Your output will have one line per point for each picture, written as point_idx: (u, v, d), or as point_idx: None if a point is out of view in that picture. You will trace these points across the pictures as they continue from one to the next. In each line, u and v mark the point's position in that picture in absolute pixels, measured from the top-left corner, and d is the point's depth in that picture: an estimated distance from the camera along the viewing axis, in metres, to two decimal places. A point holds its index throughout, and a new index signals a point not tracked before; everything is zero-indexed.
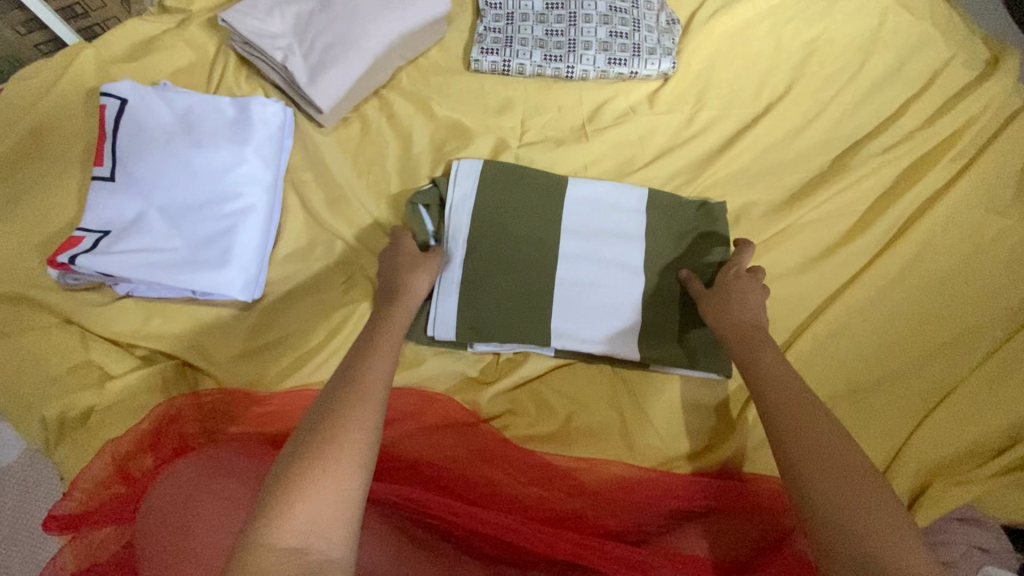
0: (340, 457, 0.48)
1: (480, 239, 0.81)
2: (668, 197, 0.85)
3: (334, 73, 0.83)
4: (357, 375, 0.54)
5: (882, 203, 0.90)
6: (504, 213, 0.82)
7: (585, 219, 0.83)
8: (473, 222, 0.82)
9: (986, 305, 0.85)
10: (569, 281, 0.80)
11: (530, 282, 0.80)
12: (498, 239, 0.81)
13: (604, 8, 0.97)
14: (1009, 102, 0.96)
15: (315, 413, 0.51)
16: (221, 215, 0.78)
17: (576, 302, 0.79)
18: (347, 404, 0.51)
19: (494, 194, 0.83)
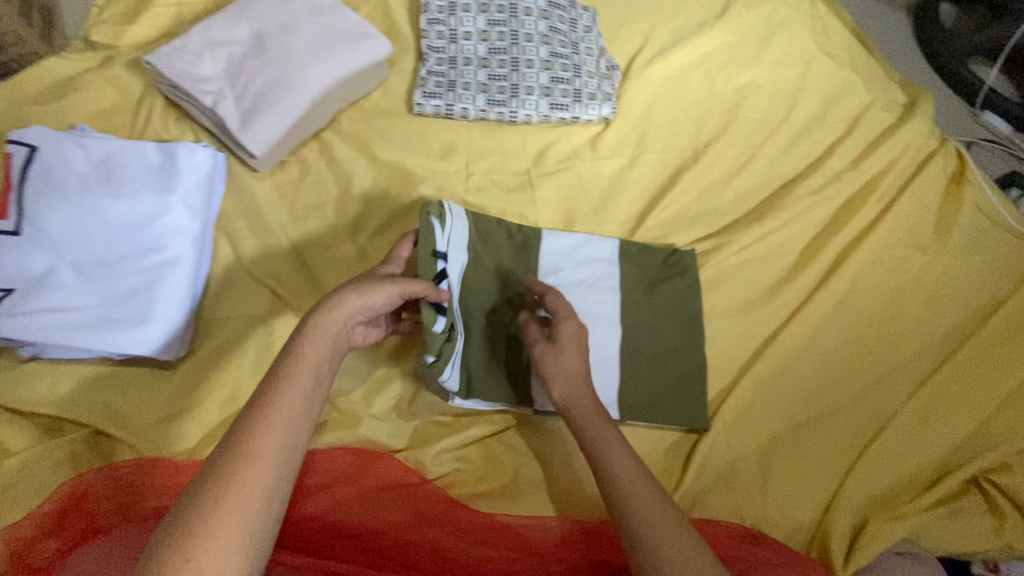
0: (228, 511, 0.46)
1: (469, 288, 0.77)
2: (638, 249, 0.87)
3: (268, 118, 0.80)
4: (260, 423, 0.50)
5: (815, 242, 0.93)
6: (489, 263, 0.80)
7: (562, 272, 0.84)
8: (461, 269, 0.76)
9: (914, 339, 0.89)
10: None
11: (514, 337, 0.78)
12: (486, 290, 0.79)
13: (546, 54, 0.99)
14: (925, 143, 1.03)
15: (214, 465, 0.48)
16: (143, 269, 0.74)
17: None
18: (247, 451, 0.48)
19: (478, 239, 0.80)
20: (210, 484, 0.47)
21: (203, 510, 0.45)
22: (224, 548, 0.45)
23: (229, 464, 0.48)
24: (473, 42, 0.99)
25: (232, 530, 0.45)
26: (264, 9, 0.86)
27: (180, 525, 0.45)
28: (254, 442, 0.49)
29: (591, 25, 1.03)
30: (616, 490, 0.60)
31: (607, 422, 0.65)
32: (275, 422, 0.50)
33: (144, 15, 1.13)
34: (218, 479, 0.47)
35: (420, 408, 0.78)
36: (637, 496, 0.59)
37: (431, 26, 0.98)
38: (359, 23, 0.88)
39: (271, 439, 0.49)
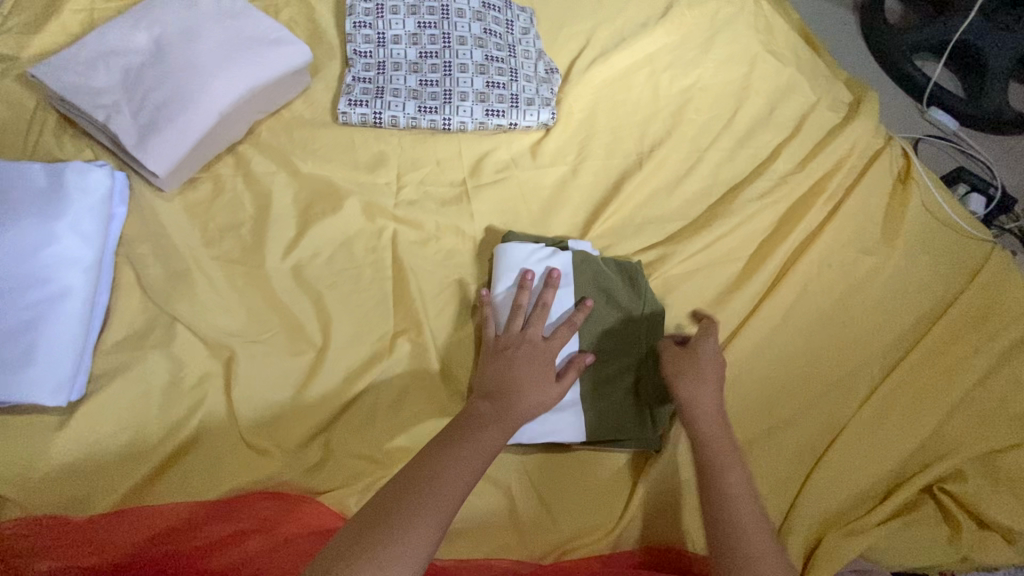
0: (423, 510, 0.53)
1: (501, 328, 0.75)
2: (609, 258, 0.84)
3: (170, 134, 0.73)
4: (476, 424, 0.63)
5: (763, 248, 0.91)
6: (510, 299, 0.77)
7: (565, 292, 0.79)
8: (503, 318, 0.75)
9: (865, 343, 0.87)
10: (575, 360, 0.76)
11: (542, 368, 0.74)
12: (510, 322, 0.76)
13: (480, 58, 0.94)
14: (870, 143, 1.01)
15: (416, 466, 0.57)
16: (25, 304, 0.66)
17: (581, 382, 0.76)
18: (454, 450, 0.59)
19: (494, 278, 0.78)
20: (408, 497, 0.54)
21: (400, 516, 0.52)
22: (413, 538, 0.51)
23: (426, 480, 0.55)
24: (403, 46, 0.93)
25: (418, 532, 0.51)
26: (165, 14, 0.79)
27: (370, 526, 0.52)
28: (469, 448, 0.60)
29: (528, 27, 0.99)
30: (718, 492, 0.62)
31: (732, 447, 0.65)
32: (476, 441, 0.60)
33: (50, 22, 1.05)
34: (419, 490, 0.54)
35: (346, 443, 0.72)
36: (739, 506, 0.61)
37: (357, 29, 0.92)
38: (272, 27, 0.82)
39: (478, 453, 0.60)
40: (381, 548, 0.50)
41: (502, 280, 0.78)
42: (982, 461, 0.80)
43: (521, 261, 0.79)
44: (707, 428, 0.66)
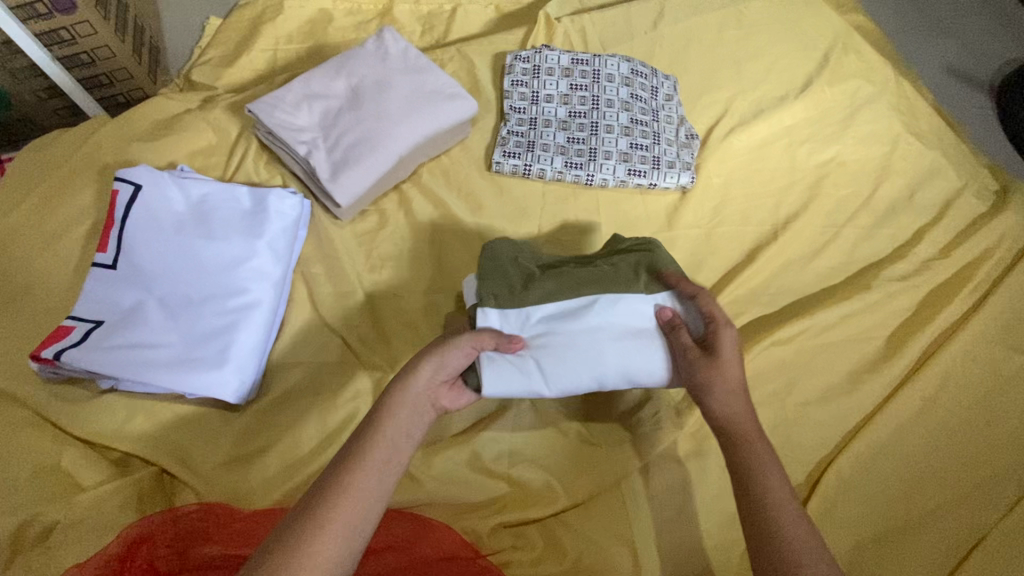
0: (337, 510, 0.50)
1: (551, 353, 0.70)
2: (497, 267, 0.77)
3: (356, 170, 0.82)
4: (380, 417, 0.57)
5: (902, 332, 0.88)
6: (538, 348, 0.70)
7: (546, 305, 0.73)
8: (562, 370, 0.69)
9: (1014, 448, 0.82)
10: (616, 333, 0.71)
11: (610, 357, 0.70)
12: (574, 360, 0.70)
13: (625, 120, 0.99)
14: (1021, 235, 0.97)
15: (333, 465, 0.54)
16: (224, 310, 0.74)
17: (624, 337, 0.71)
18: (362, 448, 0.55)
19: (527, 354, 0.70)
20: (316, 514, 0.50)
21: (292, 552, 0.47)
22: (334, 536, 0.49)
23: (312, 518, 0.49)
24: (554, 104, 1.00)
25: (321, 548, 0.48)
26: (361, 66, 0.90)
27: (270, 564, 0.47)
28: (376, 437, 0.56)
29: (671, 94, 1.03)
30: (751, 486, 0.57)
31: (770, 451, 0.59)
32: (385, 431, 0.57)
33: (240, 58, 1.20)
34: (320, 501, 0.51)
35: (480, 474, 0.75)
36: (775, 490, 0.56)
37: (514, 87, 1.00)
38: (449, 83, 0.91)
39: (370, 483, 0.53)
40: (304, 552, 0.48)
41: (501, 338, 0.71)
42: None
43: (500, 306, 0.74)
44: (738, 439, 0.60)
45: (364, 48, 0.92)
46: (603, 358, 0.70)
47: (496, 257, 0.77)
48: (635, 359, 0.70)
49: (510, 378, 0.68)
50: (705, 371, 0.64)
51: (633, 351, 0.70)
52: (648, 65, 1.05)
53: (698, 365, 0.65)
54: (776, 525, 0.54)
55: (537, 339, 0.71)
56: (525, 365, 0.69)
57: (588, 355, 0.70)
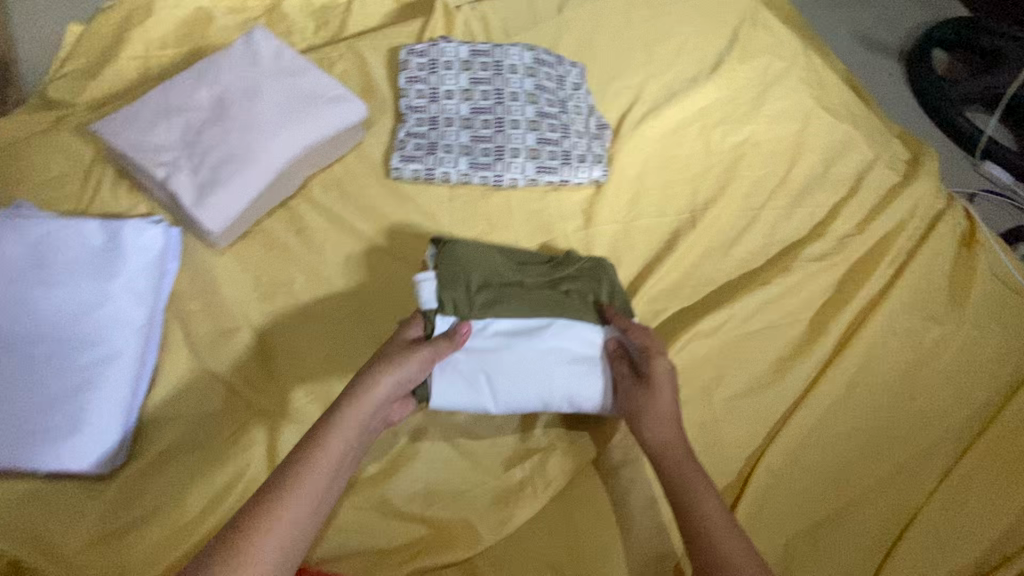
0: (248, 556, 0.46)
1: (501, 377, 0.69)
2: (456, 266, 0.74)
3: (228, 192, 0.73)
4: (316, 446, 0.53)
5: (824, 314, 0.87)
6: (488, 369, 0.69)
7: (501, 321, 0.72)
8: (506, 392, 0.69)
9: (935, 421, 0.82)
10: (569, 359, 0.71)
11: (559, 380, 0.70)
12: (524, 385, 0.70)
13: (532, 113, 0.93)
14: (932, 204, 0.98)
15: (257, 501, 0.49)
16: (77, 366, 0.65)
17: (574, 365, 0.71)
18: (291, 483, 0.50)
19: (476, 367, 0.69)
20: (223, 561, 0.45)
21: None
22: None
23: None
24: (455, 100, 0.93)
25: None
26: (227, 72, 0.80)
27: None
28: (308, 472, 0.51)
29: (579, 83, 0.98)
30: (684, 505, 0.57)
31: (704, 475, 0.59)
32: (319, 459, 0.52)
33: (106, 68, 1.07)
34: (232, 545, 0.46)
35: (389, 515, 0.69)
36: (714, 524, 0.55)
37: (410, 84, 0.93)
38: (330, 85, 0.82)
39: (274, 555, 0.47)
40: None
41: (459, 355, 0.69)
42: None
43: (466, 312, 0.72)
44: (670, 465, 0.60)
45: (229, 51, 0.82)
46: (552, 381, 0.70)
47: (446, 258, 0.74)
48: (580, 383, 0.70)
49: (455, 392, 0.68)
50: (647, 397, 0.64)
51: (580, 377, 0.70)
52: (553, 53, 0.99)
53: (638, 395, 0.65)
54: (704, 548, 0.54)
55: (493, 356, 0.70)
56: (473, 381, 0.69)
57: (537, 374, 0.70)
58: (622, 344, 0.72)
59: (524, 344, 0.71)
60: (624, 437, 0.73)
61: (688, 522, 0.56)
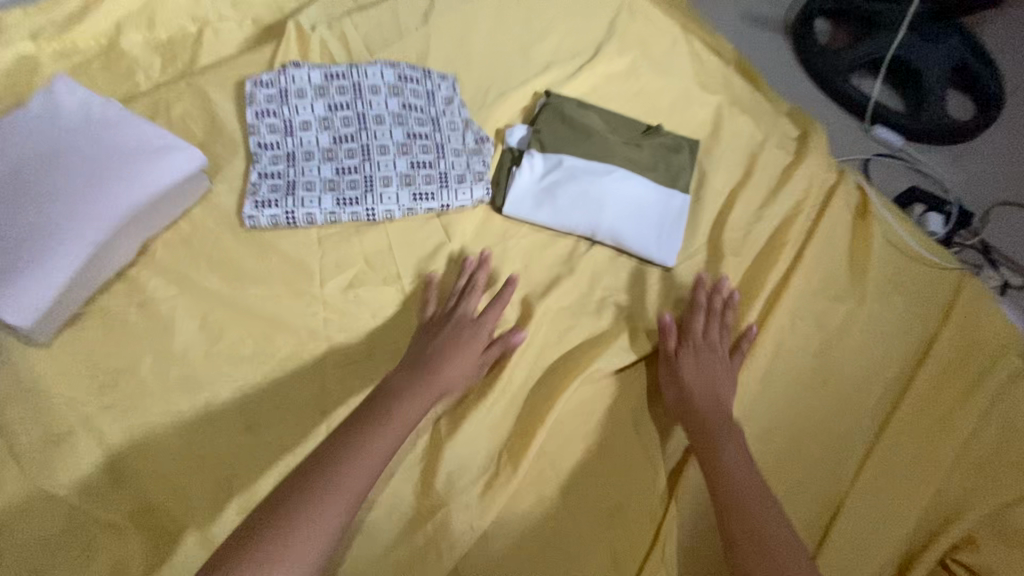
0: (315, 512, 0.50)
1: (552, 214, 0.85)
2: (544, 119, 0.91)
3: (39, 272, 0.65)
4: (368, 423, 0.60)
5: (729, 308, 0.84)
6: (565, 200, 0.85)
7: (583, 160, 0.87)
8: (567, 223, 0.85)
9: (850, 402, 0.80)
10: (612, 191, 0.86)
11: (597, 218, 0.85)
12: (590, 218, 0.85)
13: (401, 136, 0.86)
14: (824, 178, 0.97)
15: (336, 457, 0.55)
16: None
17: (627, 197, 0.86)
18: (356, 442, 0.57)
19: (539, 203, 0.85)
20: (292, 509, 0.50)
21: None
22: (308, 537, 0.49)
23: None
24: (313, 132, 0.85)
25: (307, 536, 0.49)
26: (16, 146, 0.71)
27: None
28: (368, 437, 0.58)
29: (451, 96, 0.91)
30: (728, 477, 0.66)
31: (734, 435, 0.70)
32: (375, 438, 0.58)
33: None
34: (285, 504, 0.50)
35: None
36: (737, 473, 0.66)
37: (260, 119, 0.84)
38: (155, 134, 0.75)
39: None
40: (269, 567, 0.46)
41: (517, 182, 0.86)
42: (992, 522, 0.74)
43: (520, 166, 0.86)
44: (729, 449, 0.68)
45: (26, 110, 0.73)
46: (602, 217, 0.85)
47: (541, 115, 0.92)
48: (635, 228, 0.85)
49: (522, 202, 0.85)
50: (710, 359, 0.76)
51: (631, 219, 0.85)
52: (418, 67, 0.91)
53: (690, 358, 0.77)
54: (753, 504, 0.63)
55: (580, 167, 0.87)
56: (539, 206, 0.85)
57: (590, 215, 0.85)
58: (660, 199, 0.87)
59: (588, 143, 0.89)
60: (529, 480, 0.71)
61: (724, 481, 0.66)
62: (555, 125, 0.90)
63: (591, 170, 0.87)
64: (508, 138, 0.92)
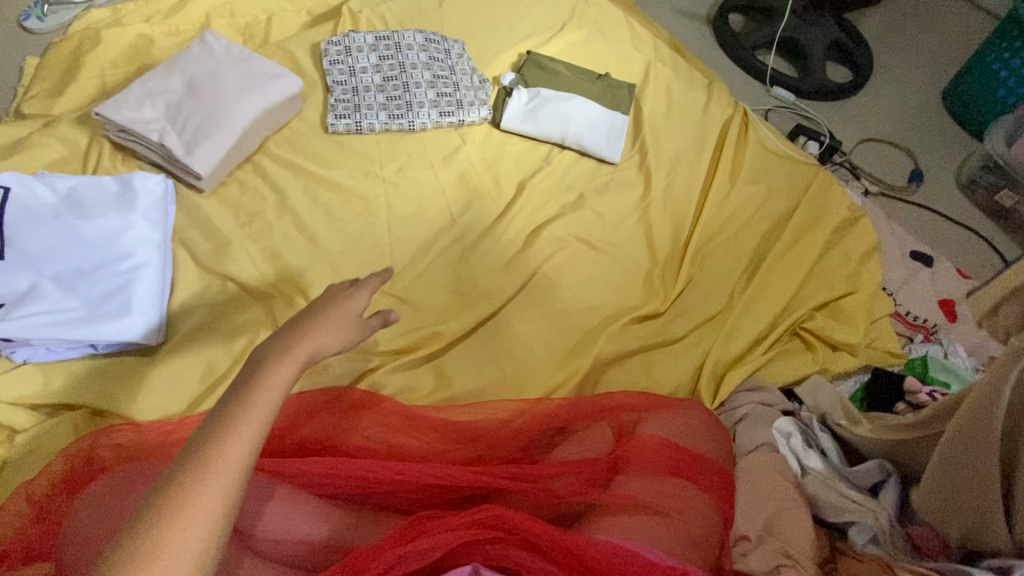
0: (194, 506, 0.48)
1: (535, 125, 1.23)
2: (528, 68, 1.31)
3: (208, 145, 1.01)
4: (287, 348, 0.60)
5: (658, 184, 1.22)
6: (543, 115, 1.23)
7: (554, 91, 1.27)
8: (545, 131, 1.23)
9: (744, 241, 1.18)
10: (576, 110, 1.25)
11: (566, 127, 1.23)
12: (561, 127, 1.23)
13: (430, 76, 1.24)
14: (725, 108, 1.37)
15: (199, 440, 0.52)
16: (115, 273, 0.88)
17: (587, 113, 1.25)
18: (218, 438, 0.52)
19: (526, 118, 1.24)
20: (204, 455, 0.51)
21: (194, 466, 0.50)
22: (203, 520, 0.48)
23: (223, 423, 0.52)
24: (369, 73, 1.23)
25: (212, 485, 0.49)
26: (192, 65, 1.08)
27: (166, 490, 0.49)
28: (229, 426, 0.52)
29: (462, 53, 1.30)
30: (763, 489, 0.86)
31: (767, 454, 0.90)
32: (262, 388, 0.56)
33: (70, 85, 1.27)
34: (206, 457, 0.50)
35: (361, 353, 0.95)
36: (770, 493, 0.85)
37: (333, 65, 1.22)
38: (273, 66, 1.11)
39: (268, 393, 0.55)
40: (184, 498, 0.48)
41: (512, 105, 1.24)
42: (830, 310, 1.12)
43: (513, 95, 1.25)
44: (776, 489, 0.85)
45: (190, 51, 1.10)
46: (569, 126, 1.23)
47: (525, 66, 1.32)
48: (591, 133, 1.24)
49: (515, 117, 1.24)
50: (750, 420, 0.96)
51: (589, 128, 1.24)
52: (438, 34, 1.31)
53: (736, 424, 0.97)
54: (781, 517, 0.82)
55: (553, 95, 1.26)
56: (526, 120, 1.24)
57: (561, 125, 1.23)
58: (610, 115, 1.26)
59: (557, 81, 1.30)
60: (527, 282, 1.06)
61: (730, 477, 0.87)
62: (534, 72, 1.31)
63: (561, 97, 1.26)
64: (501, 82, 1.31)
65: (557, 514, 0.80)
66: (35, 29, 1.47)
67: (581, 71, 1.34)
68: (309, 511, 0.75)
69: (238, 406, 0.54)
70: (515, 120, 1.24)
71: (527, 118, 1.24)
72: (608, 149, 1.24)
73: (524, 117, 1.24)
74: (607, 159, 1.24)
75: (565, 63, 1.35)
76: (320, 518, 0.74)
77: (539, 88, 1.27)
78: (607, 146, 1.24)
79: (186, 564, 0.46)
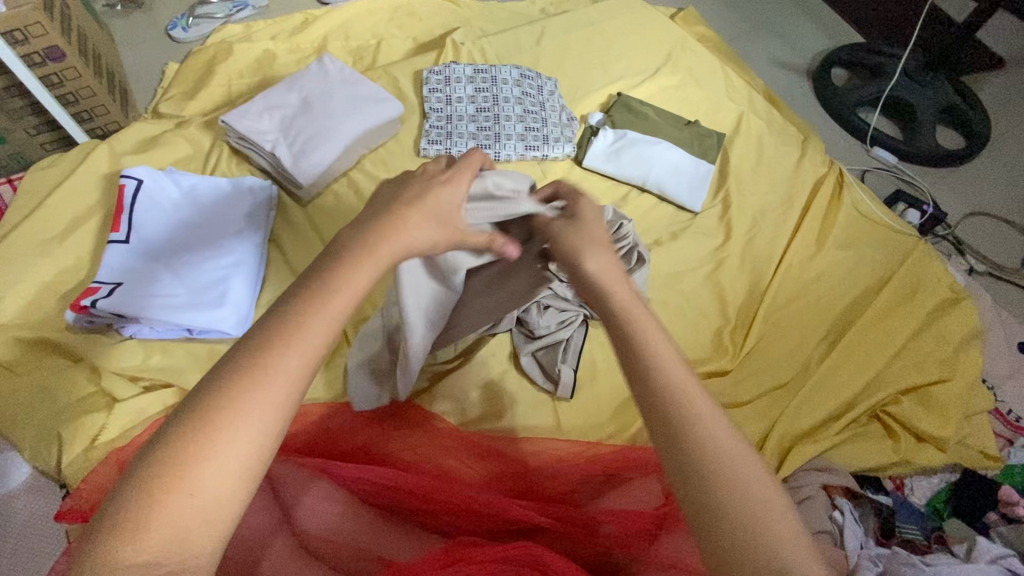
0: (197, 461, 0.42)
1: (619, 165, 1.23)
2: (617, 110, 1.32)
3: (312, 158, 1.09)
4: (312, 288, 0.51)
5: (737, 237, 1.18)
6: (627, 158, 1.23)
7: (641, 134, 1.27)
8: (628, 172, 1.23)
9: (826, 309, 1.12)
10: (660, 154, 1.24)
11: (649, 170, 1.22)
12: (642, 170, 1.22)
13: (520, 110, 1.28)
14: (820, 166, 1.32)
15: (203, 395, 0.45)
16: (217, 266, 0.96)
17: (671, 158, 1.24)
18: (241, 385, 0.45)
19: (611, 156, 1.24)
20: (214, 406, 0.44)
21: (208, 422, 0.43)
22: (214, 475, 0.42)
23: (267, 353, 0.46)
24: (464, 103, 1.28)
25: (219, 445, 0.43)
26: (308, 83, 1.18)
27: (188, 421, 0.44)
28: (256, 375, 0.45)
29: (554, 90, 1.33)
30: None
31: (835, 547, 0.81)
32: (302, 319, 0.49)
33: (201, 91, 1.42)
34: (213, 409, 0.44)
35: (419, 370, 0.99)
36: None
37: (431, 93, 1.28)
38: (378, 91, 1.19)
39: (318, 325, 0.49)
40: (201, 452, 0.42)
41: (598, 143, 1.25)
42: (920, 396, 1.03)
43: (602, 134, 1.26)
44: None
45: (308, 71, 1.20)
46: (654, 169, 1.22)
47: (614, 108, 1.33)
48: (674, 177, 1.22)
49: (599, 156, 1.24)
50: (806, 501, 0.90)
51: (673, 173, 1.22)
52: (533, 71, 1.35)
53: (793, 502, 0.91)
54: None
55: (639, 137, 1.26)
56: (611, 161, 1.24)
57: (644, 168, 1.22)
58: (696, 163, 1.24)
59: (645, 125, 1.30)
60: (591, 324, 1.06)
61: None
62: (624, 114, 1.32)
63: (647, 141, 1.26)
64: (589, 121, 1.34)
65: (597, 562, 0.78)
66: (180, 39, 1.65)
67: (671, 117, 1.34)
68: (356, 518, 0.78)
69: (257, 361, 0.46)
70: (598, 159, 1.24)
71: (612, 158, 1.24)
72: (691, 196, 1.21)
73: (607, 156, 1.24)
74: (687, 207, 1.21)
75: (656, 107, 1.35)
76: (367, 526, 0.78)
77: (625, 130, 1.27)
78: (687, 193, 1.21)
79: (201, 519, 0.42)
